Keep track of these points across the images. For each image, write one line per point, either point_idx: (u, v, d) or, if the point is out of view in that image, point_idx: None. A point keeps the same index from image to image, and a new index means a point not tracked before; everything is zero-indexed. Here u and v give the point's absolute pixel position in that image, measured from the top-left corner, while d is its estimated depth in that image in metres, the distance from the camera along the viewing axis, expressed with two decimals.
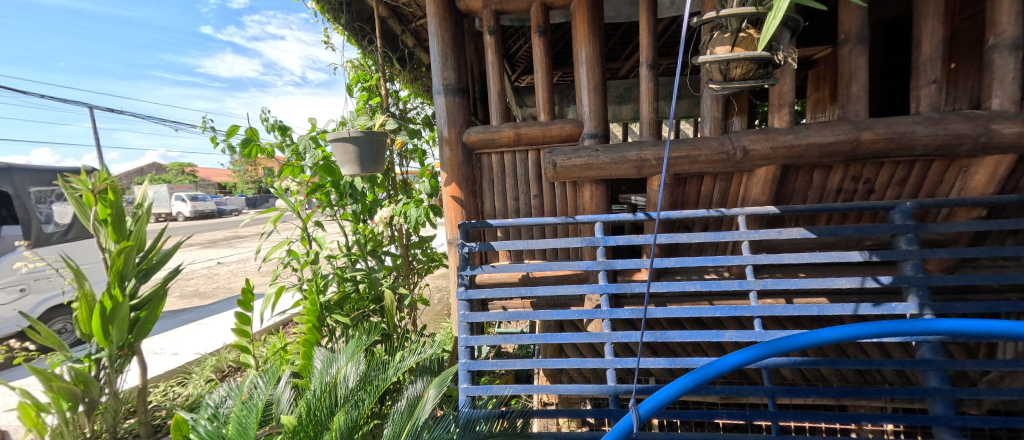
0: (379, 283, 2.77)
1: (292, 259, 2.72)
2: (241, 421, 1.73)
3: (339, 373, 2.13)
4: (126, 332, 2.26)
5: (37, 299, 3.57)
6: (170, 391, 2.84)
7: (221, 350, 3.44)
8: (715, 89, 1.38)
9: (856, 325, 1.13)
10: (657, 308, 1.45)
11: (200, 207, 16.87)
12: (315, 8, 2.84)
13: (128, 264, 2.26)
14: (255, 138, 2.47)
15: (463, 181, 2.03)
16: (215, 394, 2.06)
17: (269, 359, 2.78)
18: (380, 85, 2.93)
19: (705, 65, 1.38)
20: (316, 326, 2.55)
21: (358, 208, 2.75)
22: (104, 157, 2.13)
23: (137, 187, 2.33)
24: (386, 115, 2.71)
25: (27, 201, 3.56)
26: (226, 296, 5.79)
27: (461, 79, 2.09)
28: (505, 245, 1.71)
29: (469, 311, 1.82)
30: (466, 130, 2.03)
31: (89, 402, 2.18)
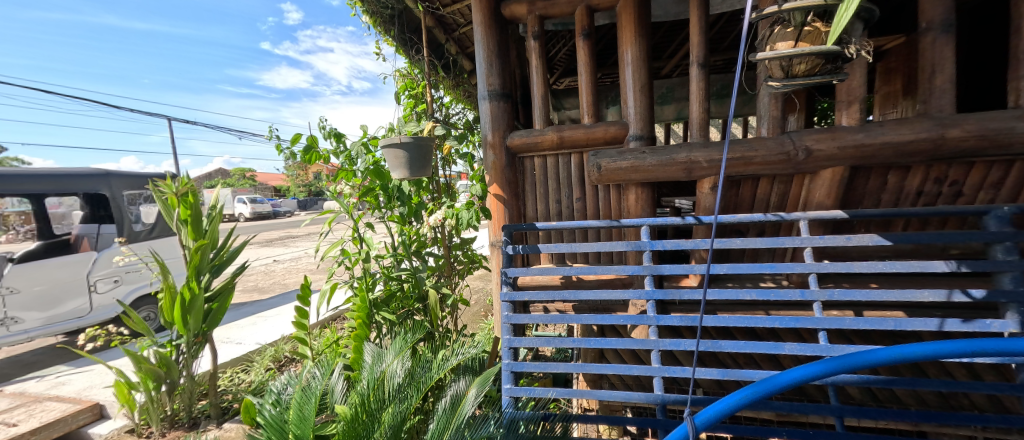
0: (424, 283, 2.88)
1: (345, 258, 2.88)
2: (300, 408, 1.86)
3: (387, 368, 2.23)
4: (201, 322, 2.49)
5: (128, 289, 3.99)
6: (236, 377, 3.08)
7: (280, 342, 3.68)
8: (775, 86, 1.32)
9: (946, 342, 1.01)
10: (709, 316, 1.38)
11: (260, 209, 18.17)
12: (368, 22, 3.00)
13: (204, 260, 2.49)
14: (314, 145, 2.63)
15: (506, 183, 2.06)
16: (278, 381, 2.22)
17: (323, 351, 2.95)
18: (425, 92, 3.03)
19: (765, 62, 1.32)
20: (365, 322, 2.68)
21: (405, 210, 2.86)
22: (185, 164, 2.37)
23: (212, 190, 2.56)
24: (433, 121, 2.81)
25: (121, 203, 3.98)
26: (283, 292, 6.19)
27: (505, 84, 2.13)
28: (549, 247, 1.71)
29: (512, 313, 1.84)
30: (510, 134, 2.06)
31: (170, 383, 2.44)
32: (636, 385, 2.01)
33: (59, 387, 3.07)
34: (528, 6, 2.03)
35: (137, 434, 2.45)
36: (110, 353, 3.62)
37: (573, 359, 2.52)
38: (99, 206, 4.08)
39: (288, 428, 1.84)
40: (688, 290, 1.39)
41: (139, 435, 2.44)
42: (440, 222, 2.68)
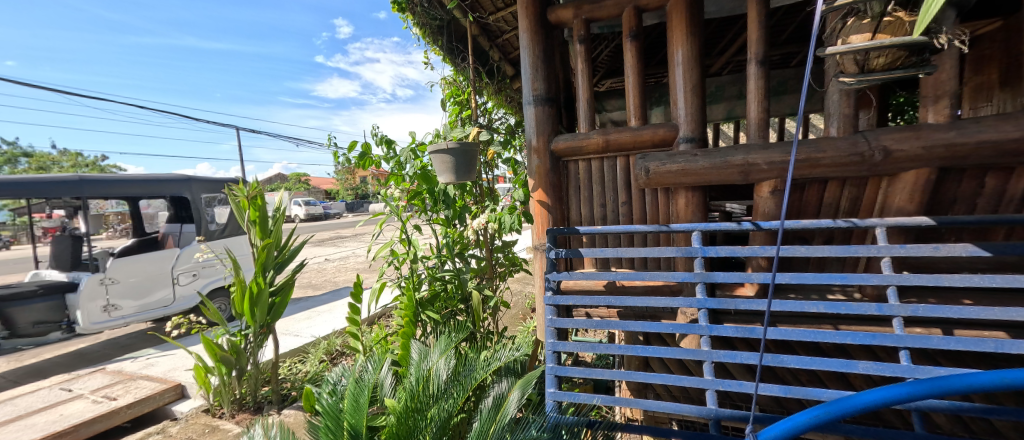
0: (466, 284, 2.93)
1: (394, 259, 2.99)
2: (354, 400, 1.95)
3: (432, 366, 2.29)
4: (267, 314, 2.68)
5: (205, 282, 4.43)
6: (294, 367, 3.28)
7: (332, 336, 3.88)
8: (848, 82, 1.24)
9: None
10: (769, 329, 1.30)
11: (313, 211, 19.28)
12: (417, 33, 3.12)
13: (269, 258, 2.68)
14: (368, 151, 2.76)
15: (549, 187, 2.06)
16: (334, 372, 2.34)
17: (373, 347, 3.08)
18: (470, 99, 3.09)
19: (837, 56, 1.25)
20: (412, 320, 2.77)
21: (450, 213, 2.92)
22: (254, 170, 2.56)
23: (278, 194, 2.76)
24: (477, 126, 2.87)
25: (199, 205, 4.36)
26: (333, 289, 6.51)
27: (550, 89, 2.14)
28: (594, 252, 1.69)
29: (556, 317, 1.83)
30: (554, 138, 2.06)
31: (239, 368, 2.64)
32: (684, 396, 1.94)
33: (148, 368, 3.41)
34: (574, 10, 2.03)
35: (211, 414, 2.67)
36: (189, 340, 3.98)
37: (616, 365, 2.47)
38: (181, 208, 4.62)
39: (342, 418, 1.93)
40: (744, 299, 1.32)
41: (213, 415, 2.66)
42: (484, 225, 2.72)
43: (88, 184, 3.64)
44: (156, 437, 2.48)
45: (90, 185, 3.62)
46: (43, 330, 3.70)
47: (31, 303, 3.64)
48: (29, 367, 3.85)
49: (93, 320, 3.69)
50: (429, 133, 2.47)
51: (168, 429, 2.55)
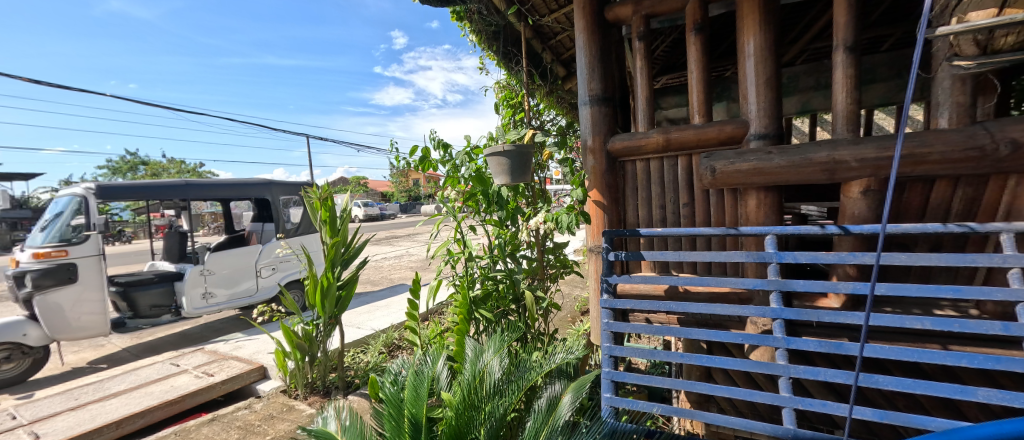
0: (519, 284, 2.96)
1: (450, 258, 3.07)
2: (414, 392, 2.05)
3: (487, 364, 2.33)
4: (335, 306, 2.87)
5: (282, 275, 4.82)
6: (357, 357, 3.46)
7: (390, 329, 4.05)
8: (967, 65, 1.19)
9: None
10: (863, 345, 1.18)
11: (369, 212, 20.32)
12: (474, 40, 3.19)
13: (338, 254, 2.87)
14: (428, 154, 2.86)
15: (605, 188, 2.01)
16: (395, 363, 2.49)
17: (429, 341, 3.19)
18: (524, 102, 3.10)
19: (952, 38, 1.20)
20: (466, 318, 2.83)
21: (503, 214, 2.93)
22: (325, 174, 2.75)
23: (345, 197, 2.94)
24: (531, 128, 2.88)
25: (278, 206, 4.71)
26: (389, 286, 6.78)
27: (608, 88, 2.10)
28: (654, 255, 1.62)
29: (613, 320, 1.79)
30: (611, 138, 2.01)
31: (311, 355, 2.85)
32: (751, 411, 1.81)
33: (238, 350, 3.78)
34: (633, 7, 1.98)
35: (288, 395, 2.93)
36: (271, 326, 4.36)
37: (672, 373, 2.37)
38: (264, 208, 5.03)
39: (403, 408, 2.03)
40: (829, 311, 1.20)
41: (290, 396, 2.93)
42: (539, 225, 2.71)
43: (192, 188, 4.17)
44: (244, 412, 2.77)
45: (193, 188, 4.14)
46: (158, 312, 4.20)
47: (150, 288, 4.18)
48: (146, 344, 4.42)
49: (195, 305, 4.12)
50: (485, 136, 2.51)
51: (253, 406, 2.85)
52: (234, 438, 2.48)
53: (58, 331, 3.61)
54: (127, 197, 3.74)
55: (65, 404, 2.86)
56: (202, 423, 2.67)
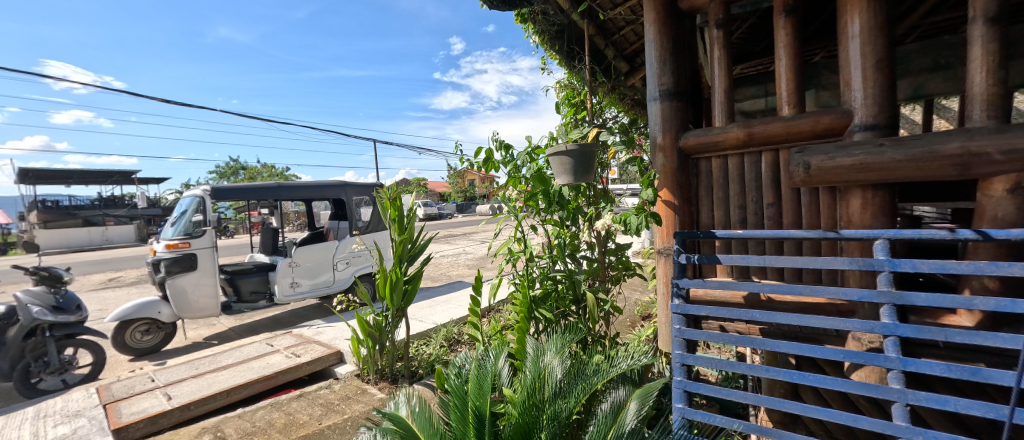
0: (579, 285, 2.91)
1: (511, 257, 3.09)
2: (478, 385, 2.13)
3: (548, 366, 2.33)
4: (402, 299, 3.02)
5: (355, 269, 5.15)
6: (420, 348, 3.59)
7: (451, 324, 4.15)
8: None
9: None
10: (1008, 373, 0.98)
11: (428, 212, 21.14)
12: (537, 40, 3.19)
13: (405, 250, 3.00)
14: (491, 155, 2.87)
15: (676, 187, 1.91)
16: (458, 357, 2.64)
17: (491, 338, 3.24)
18: (586, 100, 3.01)
19: None
20: (526, 317, 2.82)
21: (564, 215, 2.86)
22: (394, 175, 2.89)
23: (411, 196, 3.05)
24: (595, 126, 2.81)
25: (351, 206, 5.02)
26: (448, 282, 6.97)
27: (679, 82, 1.98)
28: (733, 259, 1.49)
29: (685, 327, 1.67)
30: (683, 135, 1.90)
31: (381, 344, 3.06)
32: (848, 436, 1.60)
33: (319, 335, 4.10)
34: None
35: (361, 379, 3.17)
36: (345, 316, 4.65)
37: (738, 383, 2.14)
38: (340, 207, 5.38)
39: (468, 399, 2.10)
40: (961, 330, 1.02)
41: (363, 379, 3.15)
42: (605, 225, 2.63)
43: (283, 189, 4.55)
44: (325, 391, 3.03)
45: (284, 190, 4.52)
46: (256, 298, 4.66)
47: (249, 276, 4.69)
48: (247, 325, 4.92)
49: (285, 293, 4.57)
50: (548, 136, 2.49)
51: (333, 386, 3.11)
52: (318, 414, 2.73)
53: (183, 309, 4.13)
54: (233, 198, 4.22)
55: (186, 372, 3.30)
56: (291, 398, 2.98)
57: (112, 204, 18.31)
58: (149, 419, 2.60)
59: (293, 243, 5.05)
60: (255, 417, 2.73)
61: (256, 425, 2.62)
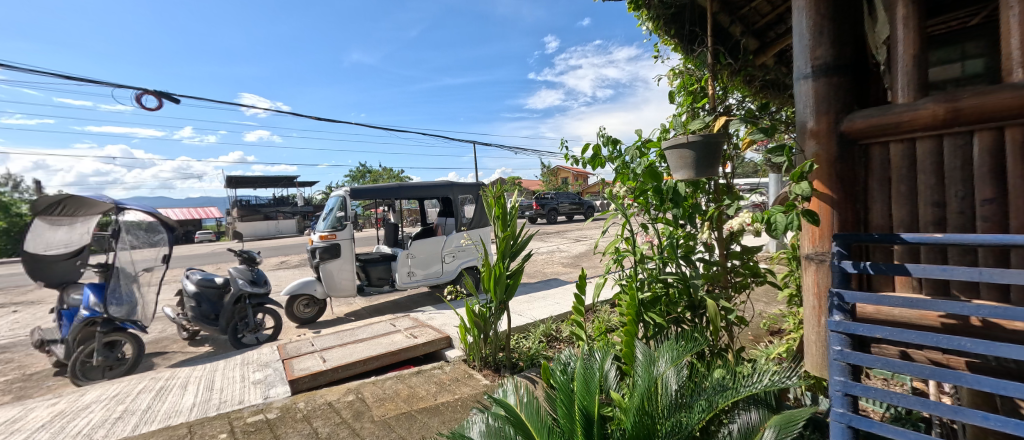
0: (697, 291, 2.62)
1: (618, 257, 2.93)
2: (585, 381, 2.04)
3: (662, 375, 2.17)
4: (505, 292, 3.07)
5: (460, 262, 5.42)
6: (520, 341, 3.61)
7: (550, 320, 4.12)
8: None
9: None
10: None
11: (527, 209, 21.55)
12: (651, 27, 2.95)
13: (508, 246, 3.04)
14: (599, 151, 2.74)
15: (834, 180, 1.60)
16: (563, 353, 2.60)
17: (596, 337, 3.12)
18: (707, 86, 2.69)
19: None
20: (634, 320, 2.64)
21: (679, 213, 2.57)
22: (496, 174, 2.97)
23: (514, 194, 3.08)
24: (719, 115, 2.51)
25: (457, 204, 5.26)
26: (547, 279, 6.96)
27: (842, 53, 1.65)
28: (926, 270, 1.17)
29: (850, 350, 1.37)
30: (846, 116, 1.58)
31: (485, 333, 3.15)
32: None
33: (431, 320, 4.37)
34: None
35: (468, 364, 3.29)
36: (454, 304, 4.91)
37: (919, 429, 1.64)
38: (447, 205, 5.67)
39: (575, 398, 2.02)
40: None
41: (469, 365, 3.27)
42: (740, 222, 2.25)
43: (402, 189, 4.96)
44: (438, 371, 3.21)
45: (403, 189, 4.93)
46: (381, 283, 5.20)
47: (377, 264, 5.22)
48: (373, 306, 5.49)
49: (403, 280, 5.00)
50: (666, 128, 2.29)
51: (444, 367, 3.28)
52: (432, 391, 2.89)
53: (331, 289, 4.77)
54: (366, 197, 4.78)
55: (333, 341, 3.79)
56: (412, 373, 3.21)
57: (274, 201, 22.09)
58: (311, 376, 3.07)
59: (408, 237, 5.48)
60: (385, 385, 3.00)
61: (386, 392, 2.89)
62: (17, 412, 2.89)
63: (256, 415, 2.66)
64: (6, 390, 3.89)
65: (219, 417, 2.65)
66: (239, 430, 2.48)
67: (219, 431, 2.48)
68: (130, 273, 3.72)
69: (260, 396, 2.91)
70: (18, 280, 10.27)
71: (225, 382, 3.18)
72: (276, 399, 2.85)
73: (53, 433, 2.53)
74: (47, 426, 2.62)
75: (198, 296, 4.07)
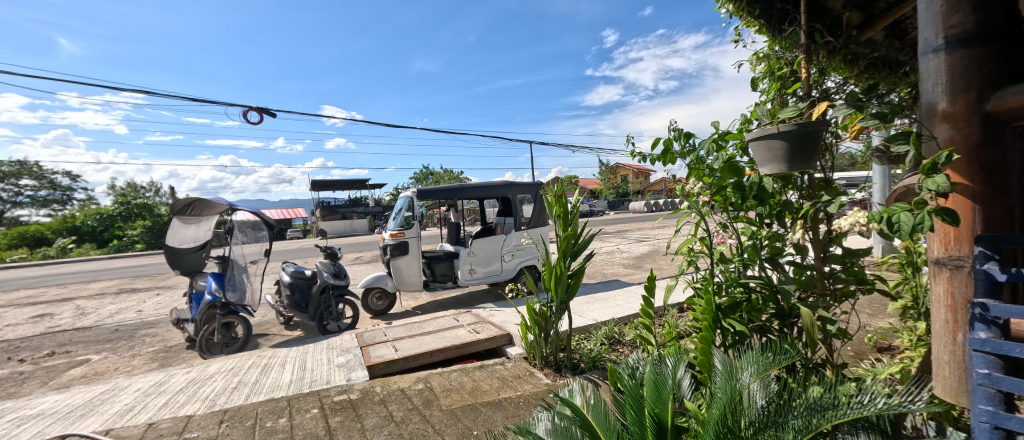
0: (787, 297, 2.33)
1: (693, 258, 2.72)
2: (657, 388, 1.92)
3: (746, 387, 1.97)
4: (566, 291, 2.98)
5: (520, 260, 5.41)
6: (581, 342, 3.50)
7: (612, 322, 3.97)
8: None
9: None
10: None
11: None
12: (731, 10, 2.69)
13: (569, 246, 2.95)
14: (671, 145, 2.57)
15: (977, 171, 1.35)
16: (631, 357, 2.46)
17: (666, 342, 2.92)
18: (798, 71, 2.40)
19: None
20: (711, 326, 2.42)
21: (766, 212, 2.31)
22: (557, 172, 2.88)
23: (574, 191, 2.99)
24: (813, 102, 2.23)
25: (515, 204, 5.25)
26: (608, 280, 6.73)
27: (986, 19, 1.36)
28: None
29: (1003, 375, 1.13)
30: (996, 94, 1.31)
31: (546, 332, 3.09)
32: None
33: (493, 317, 4.38)
34: None
35: (529, 362, 3.25)
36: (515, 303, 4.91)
37: None
38: (506, 205, 5.69)
39: (645, 403, 1.92)
40: None
41: (530, 363, 3.23)
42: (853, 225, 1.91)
43: (463, 189, 5.03)
44: (500, 367, 3.20)
45: (464, 190, 5.00)
46: (445, 279, 5.33)
47: (441, 261, 5.35)
48: (437, 301, 5.64)
49: (465, 277, 5.09)
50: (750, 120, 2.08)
51: (506, 363, 3.27)
52: (495, 385, 2.89)
53: (400, 283, 4.96)
54: (431, 198, 4.91)
55: (403, 332, 3.93)
56: (475, 367, 3.23)
57: (350, 201, 23.71)
58: (385, 362, 3.20)
59: (470, 235, 5.57)
60: (451, 377, 3.04)
61: (452, 384, 2.93)
62: (161, 377, 3.35)
63: (341, 395, 2.81)
64: (153, 358, 4.52)
65: (311, 393, 2.85)
66: (328, 407, 2.65)
67: (311, 406, 2.67)
68: (242, 264, 4.16)
69: (343, 378, 3.08)
70: (154, 269, 11.99)
71: (315, 363, 3.42)
72: (357, 382, 3.00)
73: (186, 397, 2.89)
74: (183, 390, 3.00)
75: (291, 285, 4.43)
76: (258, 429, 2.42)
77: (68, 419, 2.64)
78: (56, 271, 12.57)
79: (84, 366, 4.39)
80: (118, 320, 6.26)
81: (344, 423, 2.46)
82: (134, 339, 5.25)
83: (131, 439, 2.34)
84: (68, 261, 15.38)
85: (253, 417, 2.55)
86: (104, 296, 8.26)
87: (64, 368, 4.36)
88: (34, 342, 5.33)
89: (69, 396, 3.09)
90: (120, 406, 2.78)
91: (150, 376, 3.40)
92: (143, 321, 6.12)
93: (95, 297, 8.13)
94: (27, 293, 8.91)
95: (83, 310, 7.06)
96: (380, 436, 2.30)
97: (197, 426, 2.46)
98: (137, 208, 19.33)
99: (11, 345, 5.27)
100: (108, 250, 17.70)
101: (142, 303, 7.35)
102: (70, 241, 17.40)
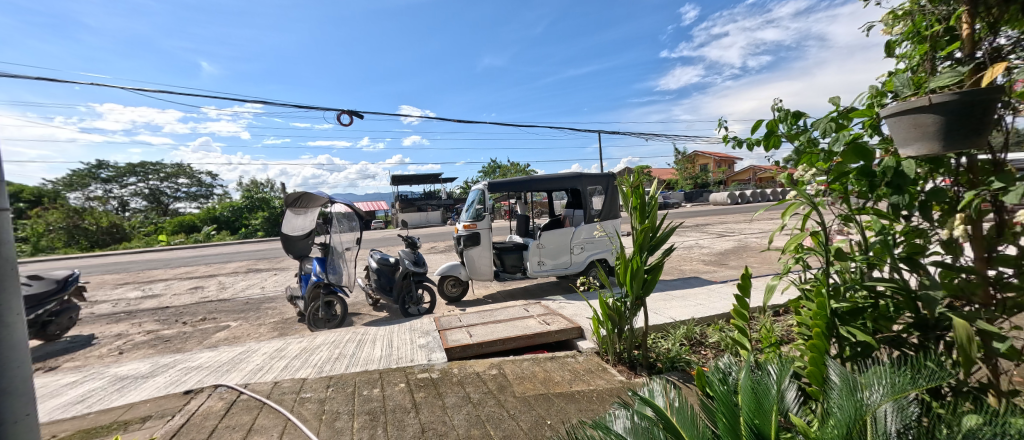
0: (931, 304, 1.90)
1: (802, 255, 2.35)
2: (756, 396, 1.67)
3: (874, 406, 1.63)
4: (642, 286, 2.76)
5: (590, 253, 5.22)
6: (658, 341, 3.25)
7: (692, 322, 3.65)
8: None
9: None
10: None
11: None
12: None
13: (646, 239, 2.73)
14: (774, 127, 2.23)
15: None
16: (723, 360, 2.19)
17: (763, 348, 2.58)
18: (940, 32, 1.94)
19: None
20: (825, 334, 2.06)
21: (904, 201, 1.90)
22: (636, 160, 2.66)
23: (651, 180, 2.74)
24: (974, 65, 1.76)
25: (585, 196, 5.07)
26: (687, 278, 6.26)
27: None
28: None
29: None
30: None
31: (620, 328, 2.90)
32: None
33: (563, 309, 4.26)
34: None
35: (602, 356, 3.09)
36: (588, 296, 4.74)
37: None
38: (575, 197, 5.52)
39: (741, 413, 1.68)
40: None
41: (603, 358, 3.07)
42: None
43: (532, 182, 4.94)
44: (571, 359, 3.08)
45: (533, 182, 4.91)
46: (514, 270, 5.30)
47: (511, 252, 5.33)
48: (508, 291, 5.64)
49: (534, 269, 5.02)
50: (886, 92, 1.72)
51: (577, 356, 3.13)
52: (567, 377, 2.77)
53: (473, 272, 5.03)
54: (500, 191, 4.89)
55: (476, 319, 3.95)
56: (546, 358, 3.14)
57: (430, 192, 24.85)
58: (461, 346, 3.23)
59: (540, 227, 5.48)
60: (522, 366, 2.98)
61: (524, 372, 2.86)
62: (281, 343, 3.71)
63: (424, 373, 2.88)
64: (274, 328, 5.06)
65: (398, 369, 2.96)
66: (412, 383, 2.72)
67: (398, 380, 2.76)
68: (339, 251, 4.46)
69: (425, 357, 3.16)
70: (270, 253, 13.57)
71: (400, 342, 3.55)
72: (437, 362, 3.06)
73: (301, 362, 3.17)
74: (298, 356, 3.29)
75: (378, 271, 4.67)
76: (356, 396, 2.55)
77: (218, 372, 3.02)
78: (203, 253, 14.83)
79: (227, 330, 5.03)
80: (247, 294, 7.14)
81: (427, 399, 2.50)
82: (259, 311, 5.94)
83: (262, 394, 2.60)
84: (211, 244, 18.03)
85: (352, 385, 2.70)
86: (239, 274, 9.52)
87: (212, 330, 5.04)
88: (192, 309, 6.27)
89: (218, 353, 3.56)
90: (254, 365, 3.12)
91: (271, 342, 3.77)
92: (266, 296, 6.91)
93: (231, 275, 9.39)
94: (184, 270, 10.57)
95: (224, 285, 8.18)
96: (459, 415, 2.30)
97: (309, 388, 2.66)
98: (259, 201, 21.88)
99: (177, 309, 6.25)
100: (239, 236, 20.40)
101: (264, 281, 8.32)
102: (213, 228, 20.40)
